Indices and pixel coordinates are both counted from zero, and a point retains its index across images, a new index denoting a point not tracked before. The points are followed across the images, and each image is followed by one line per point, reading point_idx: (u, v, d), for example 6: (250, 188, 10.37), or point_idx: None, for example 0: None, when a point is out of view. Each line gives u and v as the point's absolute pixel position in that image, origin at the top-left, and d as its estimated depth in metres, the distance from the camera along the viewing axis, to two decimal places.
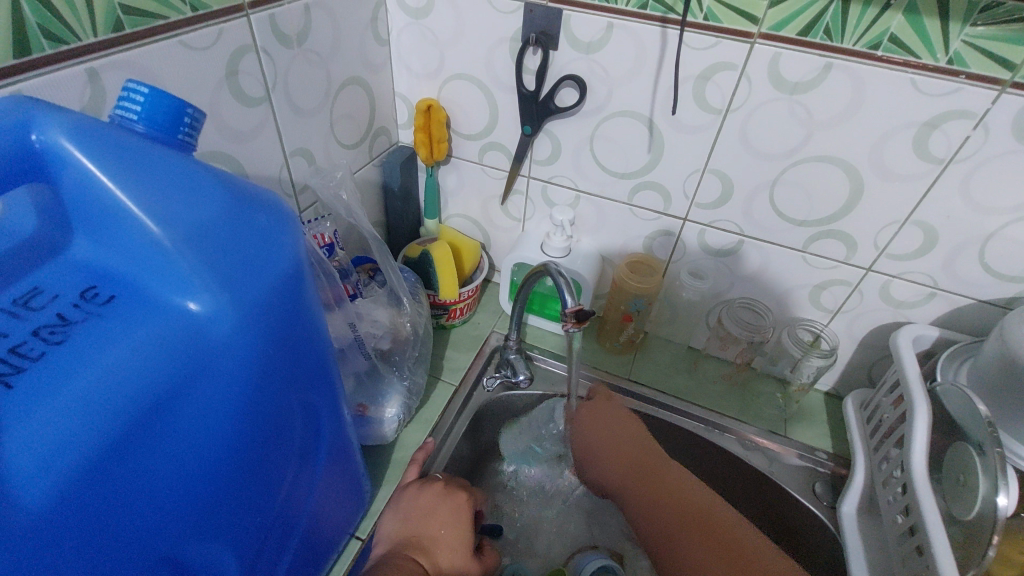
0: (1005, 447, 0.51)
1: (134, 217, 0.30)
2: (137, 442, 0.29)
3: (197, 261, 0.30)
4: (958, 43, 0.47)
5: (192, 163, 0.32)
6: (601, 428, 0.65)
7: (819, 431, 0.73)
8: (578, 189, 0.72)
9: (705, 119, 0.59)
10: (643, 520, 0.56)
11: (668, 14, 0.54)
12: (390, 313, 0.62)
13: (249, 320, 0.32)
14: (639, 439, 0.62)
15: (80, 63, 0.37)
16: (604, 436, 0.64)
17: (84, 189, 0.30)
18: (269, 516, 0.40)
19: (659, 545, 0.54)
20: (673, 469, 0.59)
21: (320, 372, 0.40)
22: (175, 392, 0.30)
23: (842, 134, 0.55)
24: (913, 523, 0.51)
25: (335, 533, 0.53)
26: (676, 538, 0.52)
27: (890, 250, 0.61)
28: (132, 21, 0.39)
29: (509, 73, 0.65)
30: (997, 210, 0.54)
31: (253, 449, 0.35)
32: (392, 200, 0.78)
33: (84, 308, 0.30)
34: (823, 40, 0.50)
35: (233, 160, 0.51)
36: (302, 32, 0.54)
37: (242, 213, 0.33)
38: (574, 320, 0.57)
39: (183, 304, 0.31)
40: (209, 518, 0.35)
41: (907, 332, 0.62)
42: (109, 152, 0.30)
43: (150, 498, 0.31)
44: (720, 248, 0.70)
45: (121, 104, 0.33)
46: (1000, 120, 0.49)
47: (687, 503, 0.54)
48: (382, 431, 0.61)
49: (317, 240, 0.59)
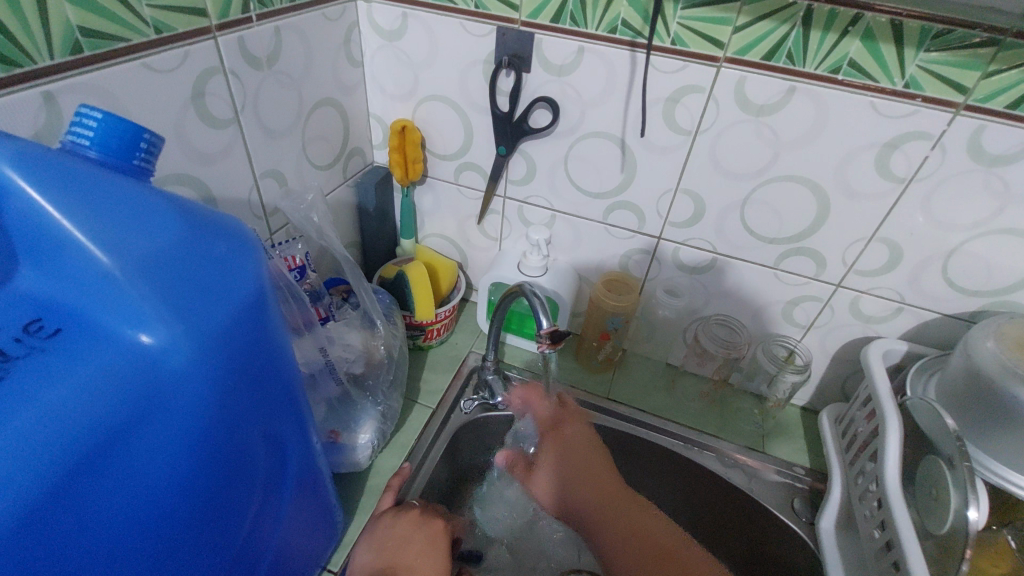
0: (975, 461, 0.52)
1: (84, 248, 0.29)
2: (82, 481, 0.28)
3: (151, 292, 0.29)
4: (914, 68, 0.48)
5: (147, 190, 0.31)
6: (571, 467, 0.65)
7: (796, 446, 0.73)
8: (554, 209, 0.72)
9: (675, 140, 0.60)
10: (608, 554, 0.59)
11: (637, 39, 0.55)
12: (364, 336, 0.61)
13: (208, 350, 0.31)
14: (605, 473, 0.64)
15: (36, 87, 0.36)
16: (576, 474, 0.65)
17: (32, 218, 0.29)
18: (230, 554, 0.38)
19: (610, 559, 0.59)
20: (629, 508, 0.61)
21: (285, 401, 0.39)
22: (126, 429, 0.29)
23: (809, 154, 0.56)
24: (889, 538, 0.51)
25: (305, 565, 0.51)
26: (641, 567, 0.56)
27: (858, 267, 0.62)
28: (92, 44, 0.39)
29: (482, 95, 0.65)
30: (958, 227, 0.55)
31: (209, 486, 0.34)
32: (368, 221, 0.78)
33: (27, 342, 0.28)
34: (786, 64, 0.52)
35: (199, 184, 0.50)
36: (271, 55, 0.54)
37: (198, 242, 0.32)
38: (549, 341, 0.56)
39: (136, 336, 0.29)
40: (164, 557, 0.33)
41: (878, 347, 0.63)
42: (57, 180, 0.29)
43: (96, 539, 0.29)
44: (696, 266, 0.70)
45: (72, 130, 0.32)
46: (956, 140, 0.51)
47: (646, 538, 0.58)
48: (355, 458, 0.60)
49: (287, 263, 0.58)
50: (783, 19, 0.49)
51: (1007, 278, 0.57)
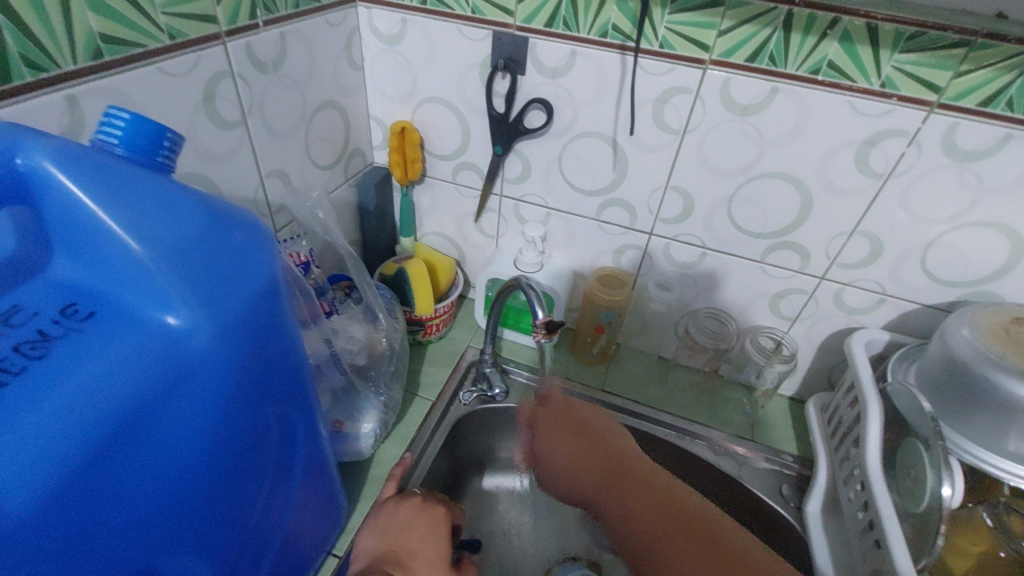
0: (949, 441, 0.54)
1: (116, 237, 0.31)
2: (115, 451, 0.30)
3: (178, 278, 0.32)
4: (889, 69, 0.51)
5: (172, 185, 0.34)
6: (572, 441, 0.63)
7: (784, 435, 0.76)
8: (549, 207, 0.75)
9: (664, 139, 0.63)
10: (619, 522, 0.55)
11: (626, 42, 0.58)
12: (366, 329, 0.63)
13: (227, 333, 0.33)
14: (608, 444, 0.62)
15: (60, 90, 0.38)
16: (576, 447, 0.62)
17: (69, 210, 0.31)
18: (243, 532, 0.40)
19: (628, 536, 0.53)
20: (642, 471, 0.58)
21: (296, 386, 0.42)
22: (154, 403, 0.31)
23: (791, 151, 0.59)
24: (871, 518, 0.54)
25: (310, 550, 0.53)
26: (656, 533, 0.52)
27: (841, 260, 0.65)
28: (111, 49, 0.41)
29: (479, 97, 0.68)
30: (933, 221, 0.58)
31: (227, 462, 0.36)
32: (368, 219, 0.80)
33: (64, 324, 0.31)
34: (768, 65, 0.54)
35: (209, 182, 0.52)
36: (277, 59, 0.56)
37: (219, 232, 0.34)
38: (545, 331, 0.58)
39: (163, 318, 0.32)
40: (185, 530, 0.35)
41: (861, 337, 0.66)
42: (91, 174, 0.31)
43: (125, 508, 0.31)
44: (686, 261, 0.73)
45: (102, 129, 0.34)
46: (930, 138, 0.53)
47: (659, 500, 0.54)
48: (359, 447, 0.62)
49: (292, 259, 0.60)
50: (765, 23, 0.52)
51: (982, 269, 0.59)
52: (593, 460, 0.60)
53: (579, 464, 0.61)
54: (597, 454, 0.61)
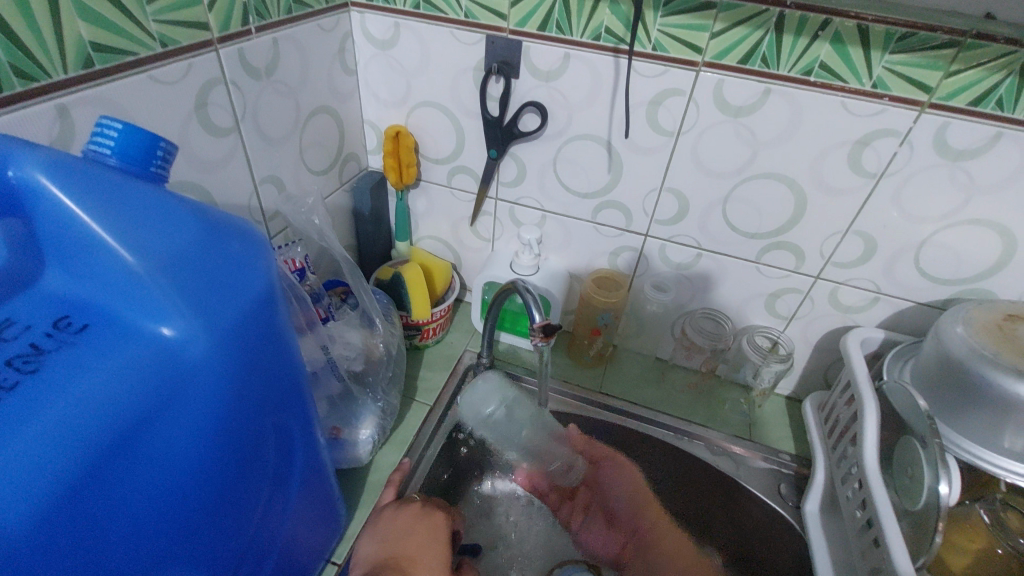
0: (945, 439, 0.54)
1: (109, 249, 0.31)
2: (111, 464, 0.30)
3: (173, 288, 0.31)
4: (880, 69, 0.51)
5: (166, 195, 0.34)
6: (627, 477, 0.69)
7: (782, 434, 0.76)
8: (544, 210, 0.75)
9: (658, 141, 0.63)
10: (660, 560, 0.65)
11: (620, 45, 0.58)
12: (363, 335, 0.63)
13: (223, 344, 0.33)
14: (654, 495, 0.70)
15: (50, 100, 0.38)
16: (632, 487, 0.69)
17: (62, 222, 0.31)
18: (242, 542, 0.40)
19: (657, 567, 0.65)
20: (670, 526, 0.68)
21: (294, 394, 0.41)
22: (150, 416, 0.31)
23: (785, 152, 0.59)
24: (869, 516, 0.54)
25: (309, 558, 0.53)
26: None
27: (836, 259, 0.65)
28: (102, 58, 0.41)
29: (473, 101, 0.68)
30: (926, 220, 0.59)
31: (225, 472, 0.36)
32: (363, 224, 0.80)
33: (57, 337, 0.30)
34: (761, 67, 0.54)
35: (202, 190, 0.52)
36: (270, 65, 0.56)
37: (215, 242, 0.34)
38: (542, 334, 0.58)
39: (158, 330, 0.31)
40: (183, 542, 0.35)
41: (856, 335, 0.66)
42: (83, 186, 0.31)
43: (121, 522, 0.31)
44: (681, 263, 0.73)
45: (94, 139, 0.34)
46: (922, 137, 0.54)
47: (688, 556, 0.64)
48: (356, 454, 0.62)
49: (287, 265, 0.60)
50: (757, 25, 0.52)
51: (975, 267, 0.60)
52: (643, 502, 0.68)
53: (632, 500, 0.68)
54: (645, 499, 0.69)
